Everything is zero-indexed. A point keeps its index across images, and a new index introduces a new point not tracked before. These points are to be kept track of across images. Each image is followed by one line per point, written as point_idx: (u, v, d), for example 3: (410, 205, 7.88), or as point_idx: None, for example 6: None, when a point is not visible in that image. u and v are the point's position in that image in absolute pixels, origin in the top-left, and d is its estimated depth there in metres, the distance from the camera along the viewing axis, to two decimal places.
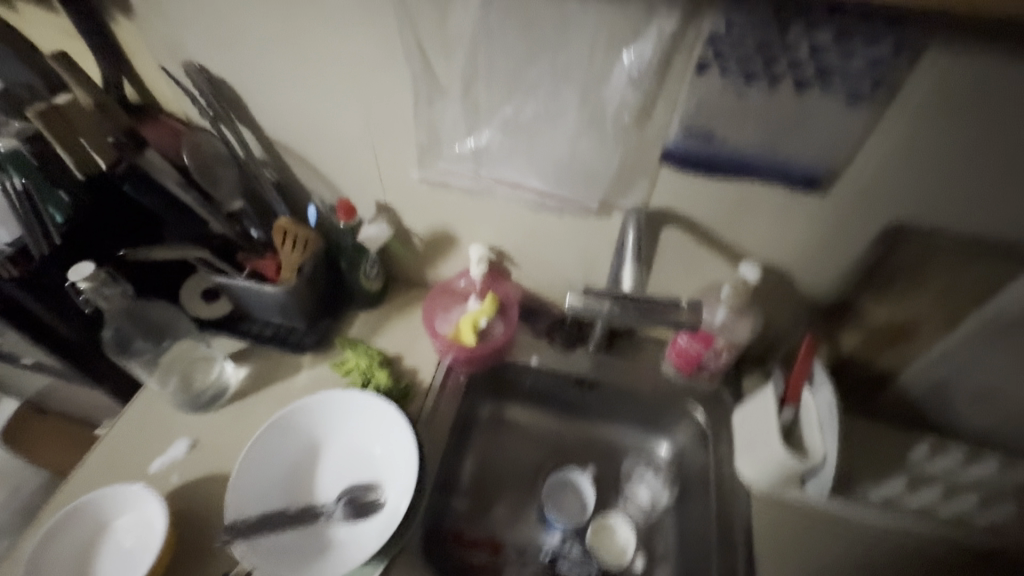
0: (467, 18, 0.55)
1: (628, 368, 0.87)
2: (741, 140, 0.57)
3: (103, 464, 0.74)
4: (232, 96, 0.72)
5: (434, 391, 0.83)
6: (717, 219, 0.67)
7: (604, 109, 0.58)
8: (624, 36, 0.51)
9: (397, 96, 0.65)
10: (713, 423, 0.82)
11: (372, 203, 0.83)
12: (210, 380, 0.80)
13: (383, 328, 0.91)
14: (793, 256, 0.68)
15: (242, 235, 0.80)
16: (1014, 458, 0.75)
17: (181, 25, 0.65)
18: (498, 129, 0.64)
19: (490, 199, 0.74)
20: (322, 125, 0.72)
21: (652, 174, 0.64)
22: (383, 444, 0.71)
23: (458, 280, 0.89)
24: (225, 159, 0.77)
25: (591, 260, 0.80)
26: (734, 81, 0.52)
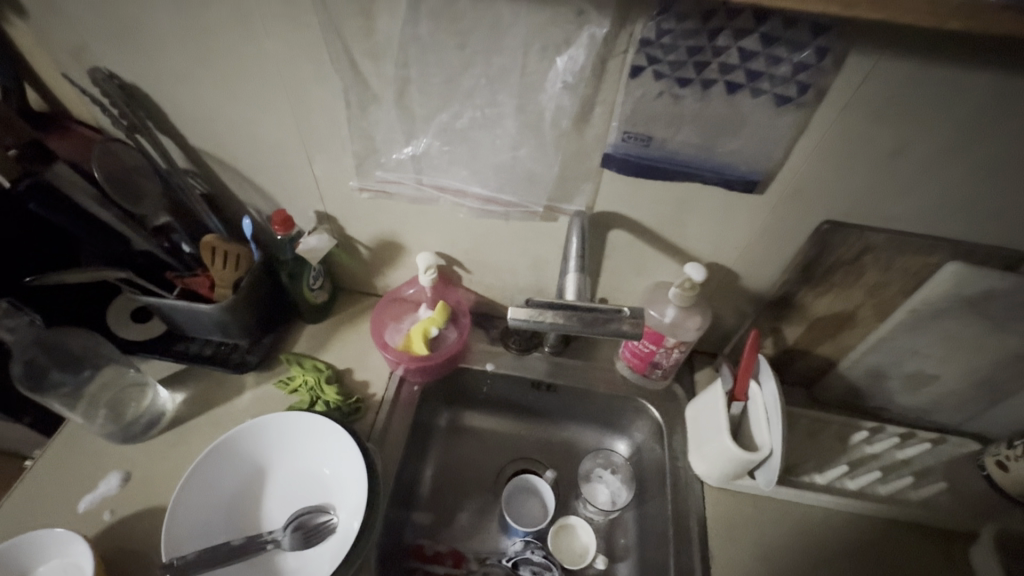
0: (395, 22, 0.52)
1: (583, 370, 0.88)
2: (678, 143, 0.57)
3: (24, 505, 0.68)
4: (149, 105, 0.67)
5: (387, 403, 0.81)
6: (661, 220, 0.67)
7: (542, 114, 0.57)
8: (556, 41, 0.50)
9: (328, 103, 0.61)
10: (667, 420, 0.83)
11: (312, 213, 0.79)
12: (143, 407, 0.75)
13: (332, 341, 0.88)
14: (734, 254, 0.70)
15: (171, 250, 0.76)
16: (945, 436, 0.79)
17: (83, 29, 0.60)
18: (437, 135, 0.62)
19: (434, 206, 0.72)
20: (251, 134, 0.68)
21: (594, 179, 0.63)
22: (332, 464, 0.68)
23: (408, 288, 0.86)
24: (147, 171, 0.72)
25: (541, 264, 0.80)
26: (669, 86, 0.52)
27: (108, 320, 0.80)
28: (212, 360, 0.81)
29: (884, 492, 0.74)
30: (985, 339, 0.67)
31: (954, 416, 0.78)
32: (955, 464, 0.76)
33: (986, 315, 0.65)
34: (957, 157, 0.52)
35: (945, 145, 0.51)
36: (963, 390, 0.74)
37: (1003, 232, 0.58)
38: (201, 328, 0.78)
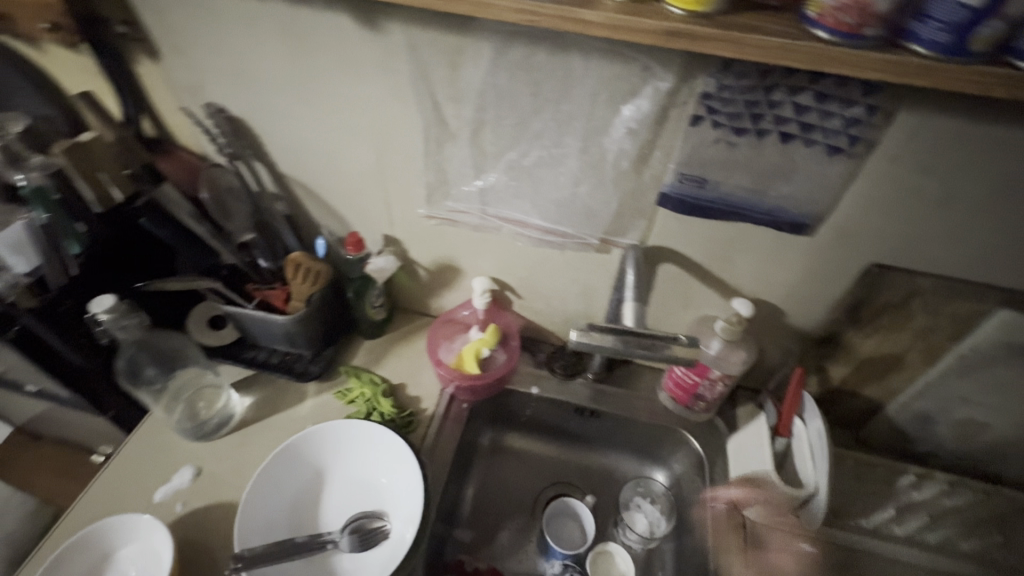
0: (478, 73, 0.58)
1: (625, 398, 0.90)
2: (731, 186, 0.61)
3: (105, 493, 0.74)
4: (249, 136, 0.75)
5: (437, 418, 0.85)
6: (712, 256, 0.70)
7: (605, 155, 0.62)
8: (623, 92, 0.55)
9: (409, 139, 0.68)
10: (708, 452, 0.84)
11: (379, 236, 0.86)
12: (216, 408, 0.81)
13: (387, 357, 0.93)
14: (782, 292, 0.72)
15: (252, 264, 0.82)
16: (997, 487, 0.78)
17: (202, 70, 0.69)
18: (505, 171, 0.68)
19: (495, 235, 0.77)
20: (334, 164, 0.75)
21: (648, 215, 0.68)
22: (389, 474, 0.72)
23: (462, 309, 0.92)
24: (239, 193, 0.80)
25: (590, 293, 0.83)
26: (726, 133, 0.56)
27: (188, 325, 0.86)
28: (278, 368, 0.86)
29: (933, 541, 0.73)
30: None
31: (1006, 467, 0.77)
32: (1008, 517, 0.75)
33: None
34: (1006, 209, 0.54)
35: (993, 198, 0.54)
36: (1017, 441, 0.73)
37: None
38: (270, 337, 0.84)
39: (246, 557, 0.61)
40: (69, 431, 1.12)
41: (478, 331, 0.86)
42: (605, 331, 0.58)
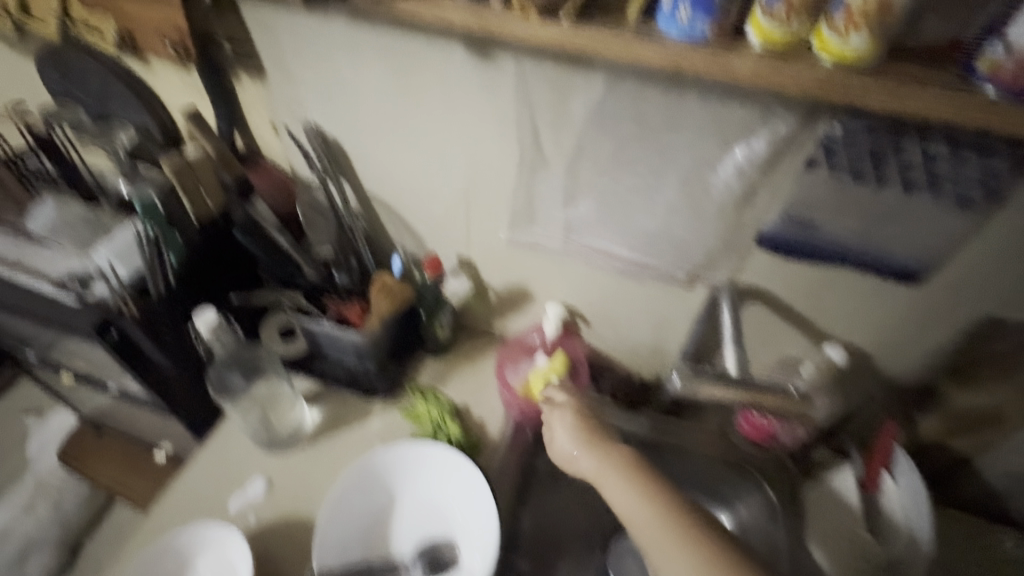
0: (586, 106, 0.58)
1: (694, 435, 0.87)
2: (840, 231, 0.59)
3: (185, 501, 0.76)
4: (341, 156, 0.77)
5: (502, 443, 0.84)
6: (806, 299, 0.68)
7: (707, 193, 0.60)
8: (737, 133, 0.54)
9: (502, 166, 0.69)
10: (782, 498, 0.81)
11: (455, 257, 0.86)
12: (288, 419, 0.82)
13: (452, 377, 0.92)
14: (877, 338, 0.69)
15: (328, 278, 0.83)
16: None
17: (305, 91, 0.70)
18: (597, 202, 0.67)
19: (576, 263, 0.77)
20: (422, 186, 0.76)
21: (743, 254, 0.66)
22: (463, 506, 0.71)
23: (530, 334, 0.90)
24: (323, 210, 0.82)
25: (665, 326, 0.82)
26: (842, 178, 0.55)
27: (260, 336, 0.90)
28: (345, 381, 0.87)
29: None
30: None
31: None
32: None
33: None
34: None
35: None
36: None
37: None
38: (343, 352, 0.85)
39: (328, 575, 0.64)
40: (135, 426, 1.16)
41: (546, 359, 0.82)
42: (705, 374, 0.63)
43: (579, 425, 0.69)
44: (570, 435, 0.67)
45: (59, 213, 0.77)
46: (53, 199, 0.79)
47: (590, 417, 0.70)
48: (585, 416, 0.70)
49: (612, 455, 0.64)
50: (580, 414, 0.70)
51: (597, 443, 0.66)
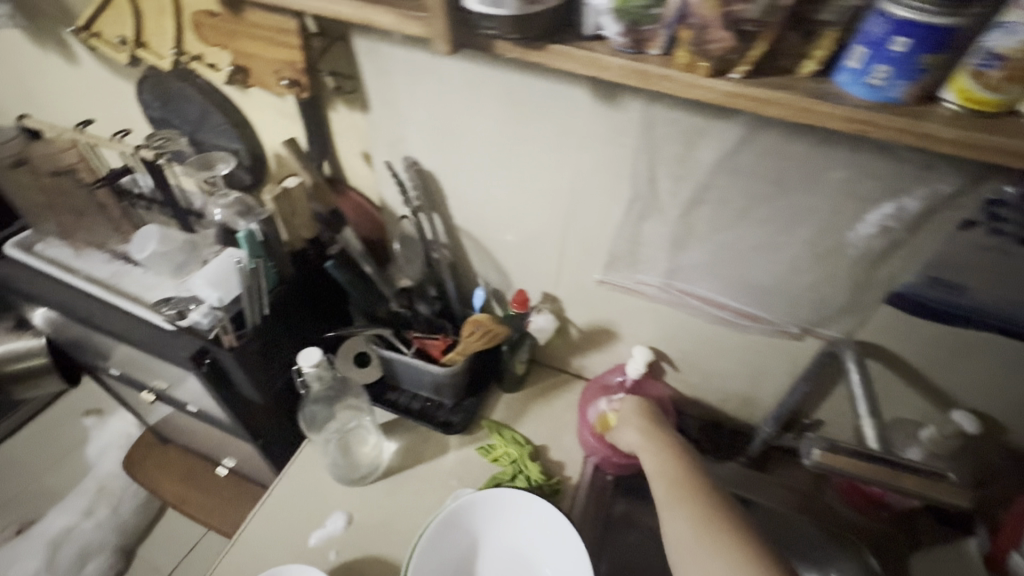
0: (715, 153, 0.55)
1: (784, 490, 0.82)
2: (990, 297, 0.54)
3: (266, 529, 0.75)
4: (436, 190, 0.75)
5: (582, 489, 0.81)
6: (935, 361, 0.63)
7: (839, 248, 0.57)
8: (887, 190, 0.51)
9: (608, 208, 0.66)
10: (887, 568, 0.75)
11: (539, 293, 0.83)
12: (367, 455, 0.81)
13: (527, 413, 0.90)
14: (1012, 407, 0.64)
15: (411, 311, 0.82)
16: None
17: (407, 125, 0.70)
18: (709, 250, 0.64)
19: (674, 308, 0.73)
20: (517, 221, 0.74)
21: (867, 313, 0.62)
22: (554, 563, 0.68)
23: (614, 375, 0.87)
24: (412, 241, 0.81)
25: (761, 376, 0.77)
26: (1004, 242, 0.50)
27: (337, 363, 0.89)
28: (421, 415, 0.87)
29: None
30: None
31: None
32: None
33: None
34: None
35: None
36: None
37: None
38: (422, 386, 0.85)
39: None
40: (200, 440, 1.17)
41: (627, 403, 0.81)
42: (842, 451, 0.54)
43: (638, 412, 0.75)
44: (630, 420, 0.74)
45: (162, 244, 0.76)
46: (157, 229, 0.77)
47: (653, 412, 0.75)
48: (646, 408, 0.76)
49: (659, 439, 0.69)
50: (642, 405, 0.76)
51: (648, 424, 0.73)
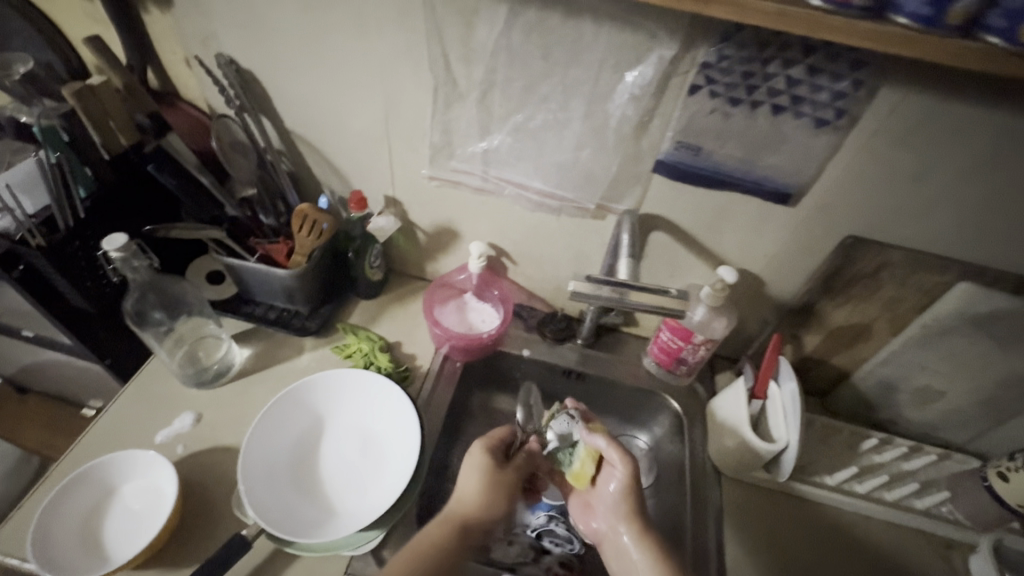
0: (491, 35, 0.62)
1: (611, 363, 0.93)
2: (723, 155, 0.65)
3: (108, 436, 0.75)
4: (258, 90, 0.77)
5: (431, 376, 0.88)
6: (700, 225, 0.75)
7: (606, 120, 0.66)
8: (628, 60, 0.60)
9: (417, 98, 0.71)
10: (689, 414, 0.89)
11: (381, 197, 0.88)
12: (216, 357, 0.83)
13: (383, 316, 0.95)
14: (763, 261, 0.77)
15: (253, 219, 0.83)
16: (948, 451, 0.85)
17: (216, 19, 0.70)
18: (508, 133, 0.72)
19: (495, 199, 0.81)
20: (342, 121, 0.77)
21: (643, 184, 0.72)
22: (386, 420, 0.77)
23: (457, 275, 0.94)
24: (244, 146, 0.81)
25: (582, 261, 0.86)
26: (721, 103, 0.61)
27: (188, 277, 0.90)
28: (276, 323, 0.88)
29: (889, 498, 0.79)
30: (993, 358, 0.73)
31: (958, 435, 0.83)
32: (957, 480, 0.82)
33: (992, 334, 0.70)
34: (973, 185, 0.60)
35: (964, 174, 0.59)
36: (969, 408, 0.79)
37: (1006, 254, 0.65)
38: (272, 294, 0.86)
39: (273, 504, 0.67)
40: (60, 385, 1.13)
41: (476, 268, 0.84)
42: (602, 282, 0.64)
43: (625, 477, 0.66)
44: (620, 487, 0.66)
45: None
46: None
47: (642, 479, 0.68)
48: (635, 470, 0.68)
49: (649, 540, 0.63)
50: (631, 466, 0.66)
51: (636, 509, 0.65)
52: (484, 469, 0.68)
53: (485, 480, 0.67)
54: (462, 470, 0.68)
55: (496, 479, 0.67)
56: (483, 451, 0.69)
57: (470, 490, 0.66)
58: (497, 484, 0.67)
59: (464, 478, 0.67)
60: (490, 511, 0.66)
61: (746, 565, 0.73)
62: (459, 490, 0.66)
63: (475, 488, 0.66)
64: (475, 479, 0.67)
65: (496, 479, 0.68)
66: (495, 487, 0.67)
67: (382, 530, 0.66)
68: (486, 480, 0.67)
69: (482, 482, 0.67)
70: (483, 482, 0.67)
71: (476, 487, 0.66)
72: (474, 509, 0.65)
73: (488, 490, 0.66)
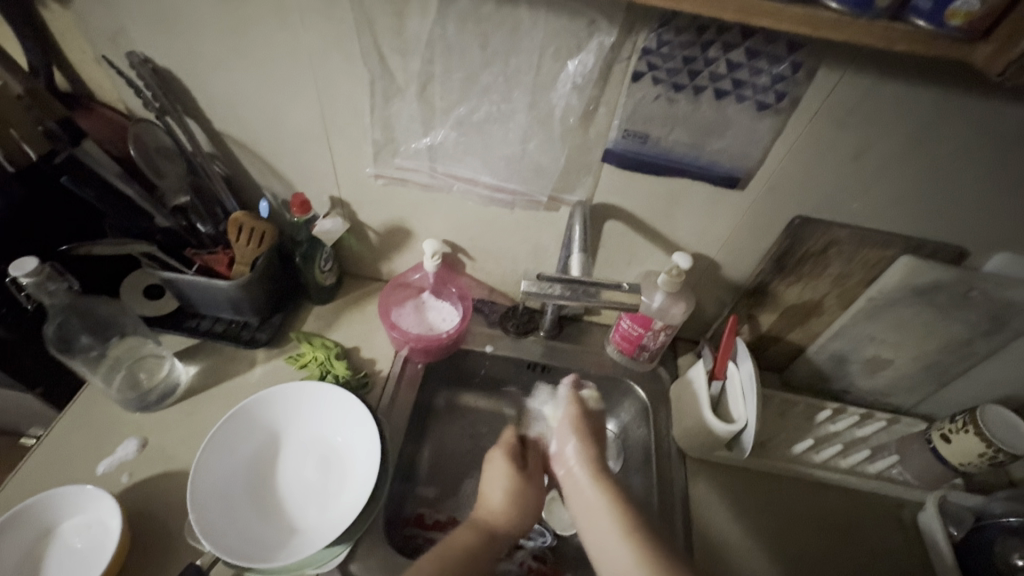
0: (424, 24, 0.59)
1: (575, 353, 0.93)
2: (671, 142, 0.65)
3: (43, 470, 0.70)
4: (181, 90, 0.72)
5: (392, 380, 0.85)
6: (653, 212, 0.74)
7: (552, 111, 0.65)
8: (568, 47, 0.58)
9: (354, 94, 0.67)
10: (654, 399, 0.89)
11: (327, 198, 0.83)
12: (159, 379, 0.77)
13: (339, 321, 0.91)
14: (717, 244, 0.77)
15: (189, 228, 0.78)
16: (897, 416, 0.88)
17: (124, 15, 0.64)
18: (452, 128, 0.69)
19: (445, 194, 0.78)
20: (276, 120, 0.73)
21: (594, 173, 0.71)
22: (346, 432, 0.75)
23: (413, 273, 0.91)
24: (173, 152, 0.76)
25: (540, 253, 0.85)
26: (665, 90, 0.60)
27: (122, 296, 0.84)
28: (225, 336, 0.84)
29: (844, 465, 0.82)
30: (935, 326, 0.75)
31: (906, 400, 0.87)
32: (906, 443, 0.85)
33: (933, 304, 0.73)
34: (910, 160, 0.61)
35: (901, 150, 0.60)
36: (914, 374, 0.82)
37: (943, 226, 0.67)
38: (216, 306, 0.81)
39: (230, 534, 0.63)
40: None
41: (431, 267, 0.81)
42: (554, 278, 0.63)
43: (575, 425, 0.67)
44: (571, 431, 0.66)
45: None
46: None
47: (595, 428, 0.68)
48: (588, 421, 0.68)
49: (603, 479, 0.60)
50: (582, 414, 0.69)
51: (590, 452, 0.64)
52: (513, 478, 0.66)
53: (513, 488, 0.65)
54: (489, 479, 0.67)
55: (526, 489, 0.66)
56: (512, 456, 0.68)
57: (497, 501, 0.64)
58: (523, 491, 0.66)
59: (492, 486, 0.66)
60: (520, 523, 0.64)
61: (713, 542, 0.75)
62: (486, 500, 0.65)
63: (501, 499, 0.64)
64: (502, 489, 0.65)
65: (522, 488, 0.66)
66: (521, 495, 0.65)
67: (347, 543, 0.64)
68: (512, 488, 0.65)
69: (511, 490, 0.65)
70: (509, 491, 0.65)
71: (502, 495, 0.65)
72: (502, 519, 0.63)
73: (516, 498, 0.65)
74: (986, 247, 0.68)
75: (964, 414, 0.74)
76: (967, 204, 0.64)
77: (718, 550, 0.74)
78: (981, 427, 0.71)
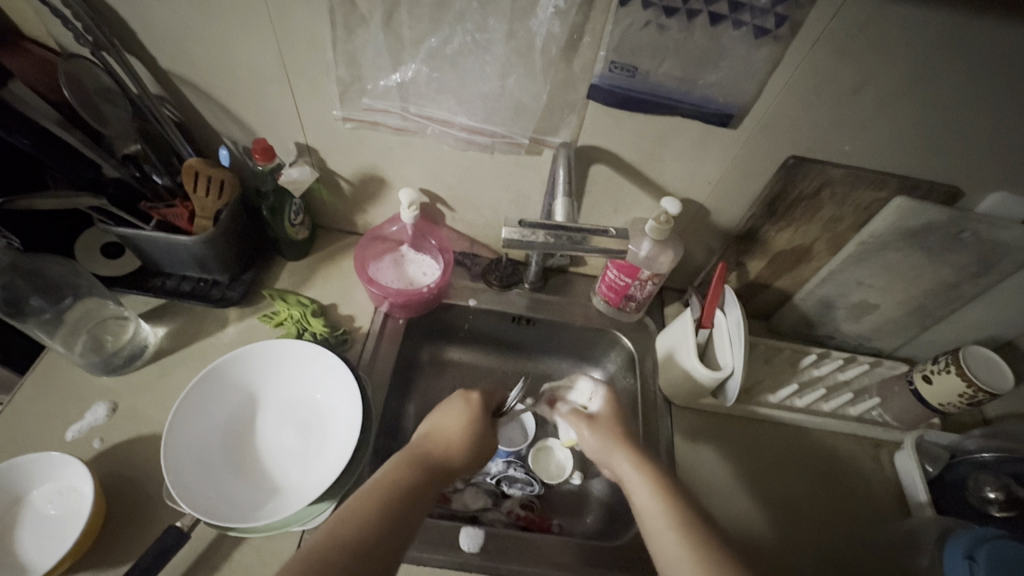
0: None
1: (561, 304, 0.91)
2: (660, 75, 0.60)
3: (9, 439, 0.67)
4: (117, 22, 0.64)
5: (372, 336, 0.82)
6: (640, 154, 0.70)
7: (532, 42, 0.59)
8: None
9: (312, 24, 0.61)
10: (640, 349, 0.88)
11: (292, 145, 0.78)
12: (124, 340, 0.74)
13: (315, 278, 0.87)
14: (707, 189, 0.74)
15: (143, 179, 0.73)
16: (879, 358, 0.89)
17: None
18: (424, 62, 0.63)
19: (421, 140, 0.73)
20: (228, 56, 0.66)
21: (578, 112, 0.66)
22: (325, 388, 0.73)
23: (389, 225, 0.86)
24: (114, 94, 0.69)
25: (522, 202, 0.81)
26: (655, 15, 0.55)
27: (77, 256, 0.79)
28: (193, 295, 0.79)
29: (826, 408, 0.83)
30: (924, 269, 0.74)
31: (889, 343, 0.87)
32: None
33: (923, 246, 0.71)
34: (909, 96, 0.58)
35: (902, 81, 0.57)
36: (899, 318, 0.82)
37: (938, 164, 0.64)
38: (179, 263, 0.76)
39: (210, 496, 0.62)
40: None
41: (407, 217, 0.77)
42: (538, 225, 0.59)
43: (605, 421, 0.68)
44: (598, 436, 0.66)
45: None
46: None
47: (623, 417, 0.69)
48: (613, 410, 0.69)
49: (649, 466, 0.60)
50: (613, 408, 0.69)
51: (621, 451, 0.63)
52: (458, 410, 0.64)
53: (466, 418, 0.63)
54: (442, 410, 0.64)
55: (478, 419, 0.64)
56: (466, 403, 0.65)
57: (446, 430, 0.62)
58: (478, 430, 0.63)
59: (441, 418, 0.63)
60: (463, 456, 0.61)
61: (697, 483, 0.76)
62: (436, 430, 0.62)
63: (455, 430, 0.62)
64: (453, 418, 0.63)
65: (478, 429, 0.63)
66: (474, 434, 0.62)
67: (333, 500, 0.63)
68: (467, 424, 0.63)
69: (463, 422, 0.63)
70: (462, 426, 0.62)
71: (455, 428, 0.62)
72: (446, 452, 0.60)
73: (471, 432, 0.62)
74: (981, 185, 0.66)
75: (947, 356, 0.74)
76: (967, 143, 0.61)
77: (702, 491, 0.75)
78: (963, 367, 0.71)
